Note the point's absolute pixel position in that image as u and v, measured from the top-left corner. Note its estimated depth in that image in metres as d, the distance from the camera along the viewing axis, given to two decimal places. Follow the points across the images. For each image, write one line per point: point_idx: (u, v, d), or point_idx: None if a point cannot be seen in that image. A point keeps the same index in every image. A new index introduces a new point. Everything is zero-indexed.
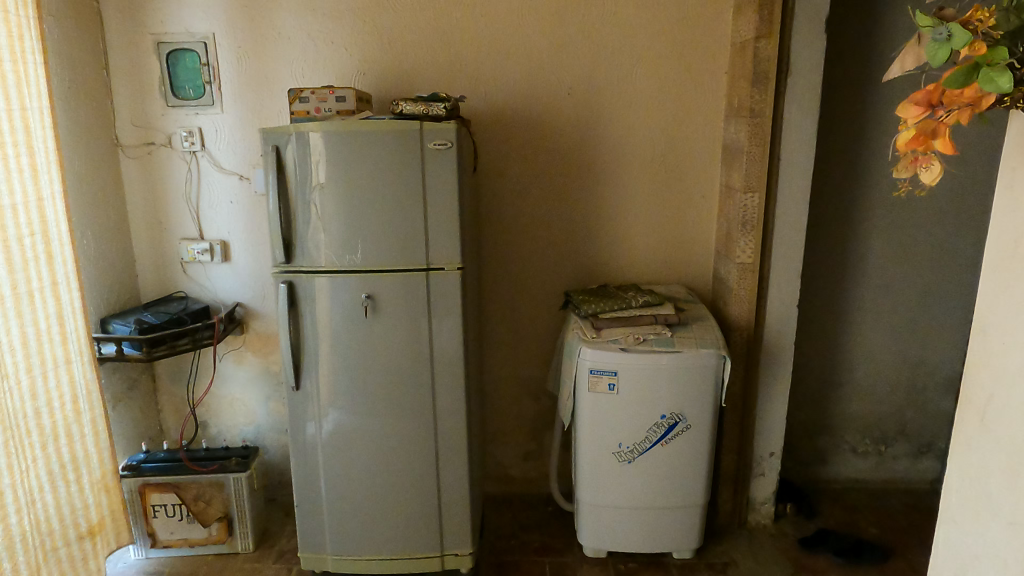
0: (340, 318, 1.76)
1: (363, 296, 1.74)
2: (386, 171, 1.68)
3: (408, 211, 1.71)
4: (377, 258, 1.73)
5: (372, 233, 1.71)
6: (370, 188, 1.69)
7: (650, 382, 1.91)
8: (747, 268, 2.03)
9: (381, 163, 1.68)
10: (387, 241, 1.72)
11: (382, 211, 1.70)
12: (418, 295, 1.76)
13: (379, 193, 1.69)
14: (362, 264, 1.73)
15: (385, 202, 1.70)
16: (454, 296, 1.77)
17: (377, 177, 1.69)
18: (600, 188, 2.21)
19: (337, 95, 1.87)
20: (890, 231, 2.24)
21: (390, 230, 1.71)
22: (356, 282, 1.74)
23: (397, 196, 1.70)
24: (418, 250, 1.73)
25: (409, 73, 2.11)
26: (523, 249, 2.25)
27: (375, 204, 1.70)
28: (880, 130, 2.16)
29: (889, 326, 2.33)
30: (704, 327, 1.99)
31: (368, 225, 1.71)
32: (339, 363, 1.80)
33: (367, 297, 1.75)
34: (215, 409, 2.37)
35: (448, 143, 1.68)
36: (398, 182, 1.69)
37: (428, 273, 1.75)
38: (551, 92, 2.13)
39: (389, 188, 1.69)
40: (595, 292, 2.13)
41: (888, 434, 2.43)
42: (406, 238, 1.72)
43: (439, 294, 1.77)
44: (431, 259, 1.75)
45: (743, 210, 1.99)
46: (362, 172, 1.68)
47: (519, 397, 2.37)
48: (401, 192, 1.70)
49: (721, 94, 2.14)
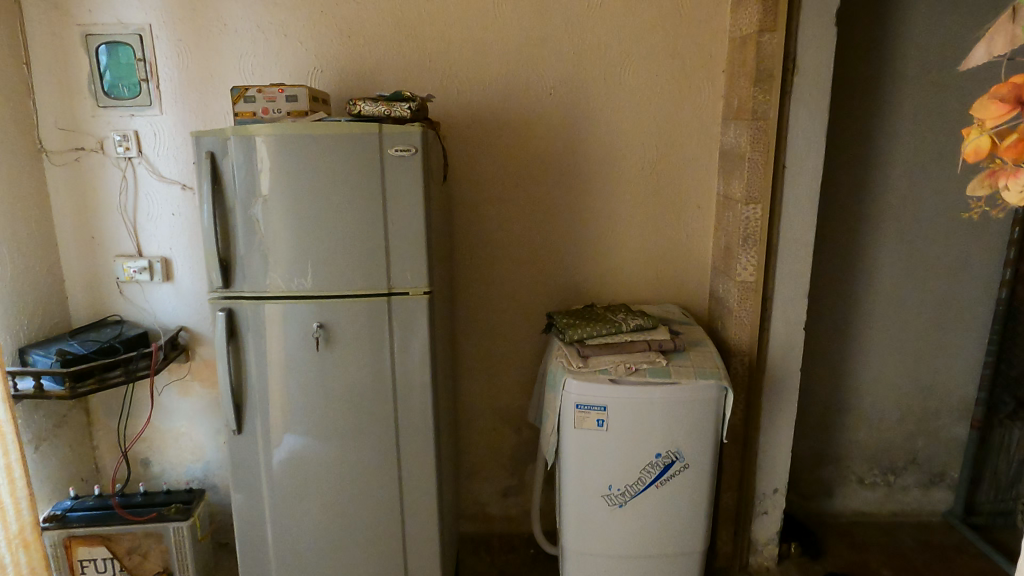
0: (287, 351, 1.53)
1: (314, 325, 1.51)
2: (338, 181, 1.46)
3: (362, 226, 1.48)
4: (330, 282, 1.50)
5: (323, 253, 1.48)
6: (320, 200, 1.46)
7: (642, 418, 1.70)
8: (749, 288, 1.83)
9: (332, 171, 1.45)
10: (342, 262, 1.49)
11: (335, 227, 1.48)
12: (378, 323, 1.53)
13: (330, 205, 1.47)
14: (314, 289, 1.50)
15: (338, 217, 1.47)
16: (419, 323, 1.55)
17: (328, 188, 1.46)
18: (584, 201, 2.00)
19: (287, 94, 1.64)
20: (901, 245, 2.06)
21: (345, 250, 1.49)
22: (306, 310, 1.51)
23: (351, 210, 1.47)
24: (378, 272, 1.51)
25: (372, 70, 1.88)
26: (501, 268, 2.03)
27: (327, 220, 1.47)
28: (888, 134, 1.98)
29: (899, 347, 2.14)
30: (702, 354, 1.79)
31: (319, 245, 1.48)
32: (289, 402, 1.57)
33: (318, 327, 1.52)
34: (159, 444, 2.12)
35: (410, 148, 1.46)
36: (353, 195, 1.47)
37: (390, 298, 1.53)
38: (530, 92, 1.92)
39: (341, 201, 1.47)
40: (580, 314, 1.92)
41: (896, 464, 2.25)
42: (363, 259, 1.49)
43: (403, 324, 1.55)
44: (393, 283, 1.52)
45: (744, 223, 1.80)
46: (310, 182, 1.46)
47: (498, 427, 2.15)
48: (354, 206, 1.47)
49: (718, 94, 1.94)
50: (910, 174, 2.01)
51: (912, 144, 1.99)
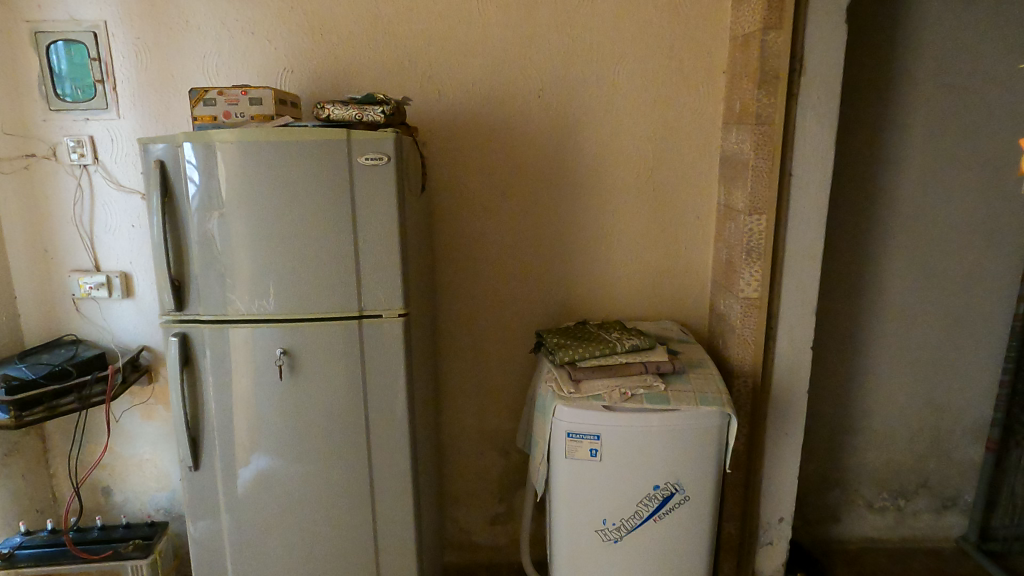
0: (246, 381, 1.39)
1: (277, 351, 1.37)
2: (303, 192, 1.32)
3: (330, 243, 1.34)
4: (294, 304, 1.36)
5: (286, 272, 1.34)
6: (282, 213, 1.32)
7: (639, 447, 1.57)
8: (752, 303, 1.70)
9: (296, 180, 1.31)
10: (308, 282, 1.35)
11: (299, 244, 1.34)
12: (349, 349, 1.39)
13: (293, 219, 1.33)
14: (276, 311, 1.36)
15: (303, 233, 1.33)
16: (394, 347, 1.41)
17: (292, 200, 1.32)
18: (576, 212, 1.87)
19: (251, 96, 1.50)
20: (913, 257, 1.94)
21: (310, 268, 1.35)
22: (268, 335, 1.36)
23: (317, 224, 1.33)
24: (348, 293, 1.37)
25: (347, 70, 1.75)
26: (487, 282, 1.90)
27: (290, 236, 1.33)
28: (900, 140, 1.86)
29: (911, 364, 2.02)
30: (703, 377, 1.66)
31: (282, 264, 1.34)
32: (250, 436, 1.42)
33: (281, 353, 1.37)
34: (120, 471, 1.97)
35: (383, 156, 1.33)
36: (318, 208, 1.33)
37: (361, 321, 1.39)
38: (518, 94, 1.79)
39: (305, 214, 1.33)
40: (571, 333, 1.79)
41: (907, 487, 2.12)
42: (331, 279, 1.36)
43: (375, 349, 1.41)
44: (365, 305, 1.38)
45: (748, 235, 1.67)
46: (271, 194, 1.32)
47: (484, 451, 2.01)
48: (320, 220, 1.33)
49: (718, 96, 1.82)
50: (923, 181, 1.89)
51: (924, 150, 1.87)
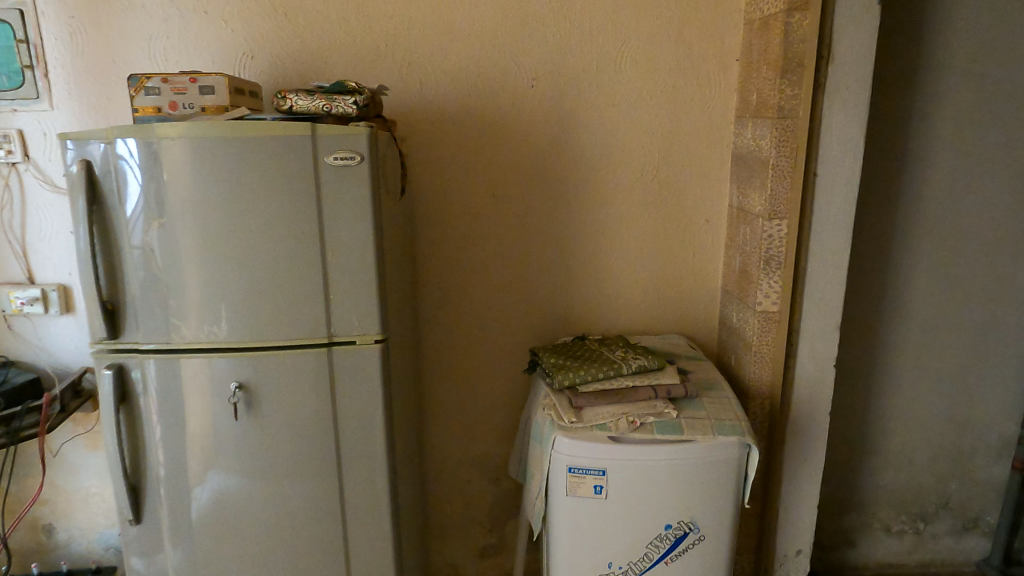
0: (194, 421, 1.18)
1: (232, 386, 1.17)
2: (260, 199, 1.11)
3: (293, 259, 1.14)
4: (250, 331, 1.15)
5: (242, 293, 1.14)
6: (236, 224, 1.12)
7: (650, 483, 1.39)
8: (771, 318, 1.54)
9: (251, 185, 1.11)
10: (266, 306, 1.15)
11: (256, 260, 1.13)
12: (316, 381, 1.19)
13: (248, 231, 1.12)
14: (229, 340, 1.15)
15: (260, 247, 1.13)
16: (370, 378, 1.21)
17: (247, 208, 1.11)
18: (576, 215, 1.69)
19: (201, 84, 1.29)
20: (939, 263, 1.78)
21: (270, 290, 1.14)
22: (222, 368, 1.16)
23: (277, 236, 1.13)
24: (315, 317, 1.16)
25: (315, 55, 1.54)
26: (476, 295, 1.71)
27: (245, 251, 1.13)
28: (927, 136, 1.70)
29: (934, 379, 1.87)
30: (718, 402, 1.48)
31: (235, 284, 1.13)
32: (200, 487, 1.22)
33: (235, 387, 1.17)
34: (64, 507, 1.76)
35: (355, 155, 1.12)
36: (279, 217, 1.12)
37: (331, 349, 1.19)
38: (509, 84, 1.59)
39: (263, 225, 1.12)
40: (571, 351, 1.60)
41: (927, 509, 1.98)
42: (294, 300, 1.15)
43: (347, 381, 1.21)
44: (334, 330, 1.18)
45: (767, 242, 1.50)
46: (221, 202, 1.11)
47: (473, 479, 1.83)
48: (282, 232, 1.13)
49: (730, 87, 1.64)
50: (952, 181, 1.73)
51: (953, 148, 1.71)
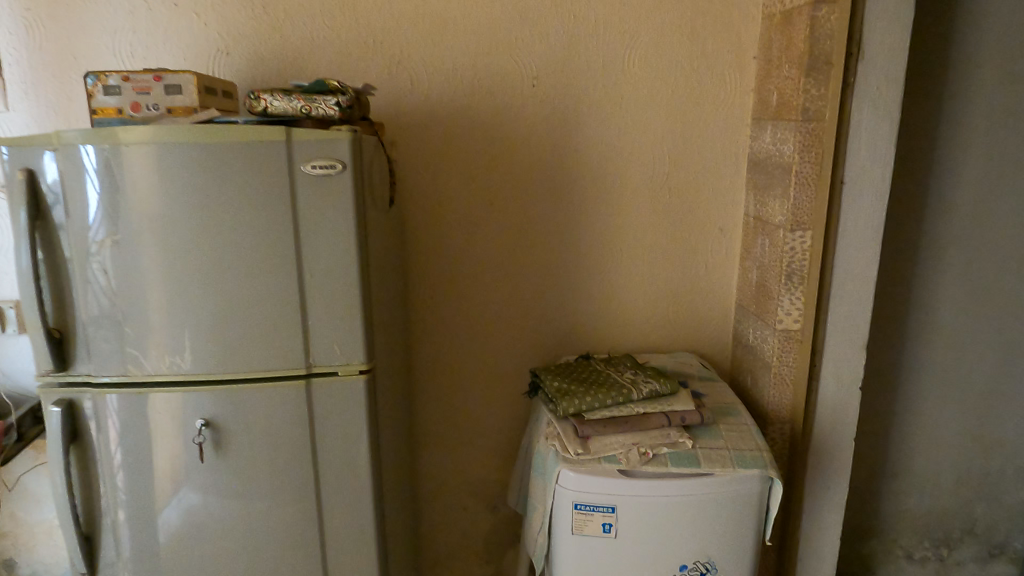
0: (154, 462, 1.05)
1: (197, 424, 1.04)
2: (228, 214, 0.98)
3: (265, 281, 1.01)
4: (217, 362, 1.02)
5: (207, 320, 1.01)
6: (200, 241, 0.98)
7: (663, 520, 1.27)
8: (793, 338, 1.42)
9: (217, 198, 0.98)
10: (235, 333, 1.02)
11: (224, 282, 1.00)
12: (292, 417, 1.06)
13: (215, 250, 0.99)
14: (193, 372, 1.02)
15: (228, 267, 1.00)
16: (354, 413, 1.08)
17: (213, 224, 0.98)
18: (580, 225, 1.56)
19: (166, 83, 1.16)
20: (968, 275, 1.66)
21: (239, 316, 1.01)
22: (186, 403, 1.03)
23: (247, 255, 1.00)
24: (290, 346, 1.03)
25: (296, 52, 1.41)
26: (472, 311, 1.58)
27: (211, 272, 0.99)
28: (957, 140, 1.58)
29: (961, 399, 1.75)
30: (737, 431, 1.36)
31: (198, 310, 1.00)
32: (162, 536, 1.08)
33: (201, 425, 1.04)
34: (26, 540, 1.62)
35: (335, 163, 0.99)
36: (248, 234, 0.99)
37: (309, 381, 1.06)
38: (508, 83, 1.47)
39: (231, 243, 0.99)
40: (574, 373, 1.48)
41: (951, 535, 1.86)
42: (266, 327, 1.02)
43: (328, 416, 1.08)
44: (313, 360, 1.05)
45: (789, 256, 1.38)
46: (183, 216, 0.98)
47: (469, 507, 1.70)
48: (253, 250, 0.99)
49: (747, 87, 1.52)
50: (983, 188, 1.61)
51: (985, 152, 1.59)
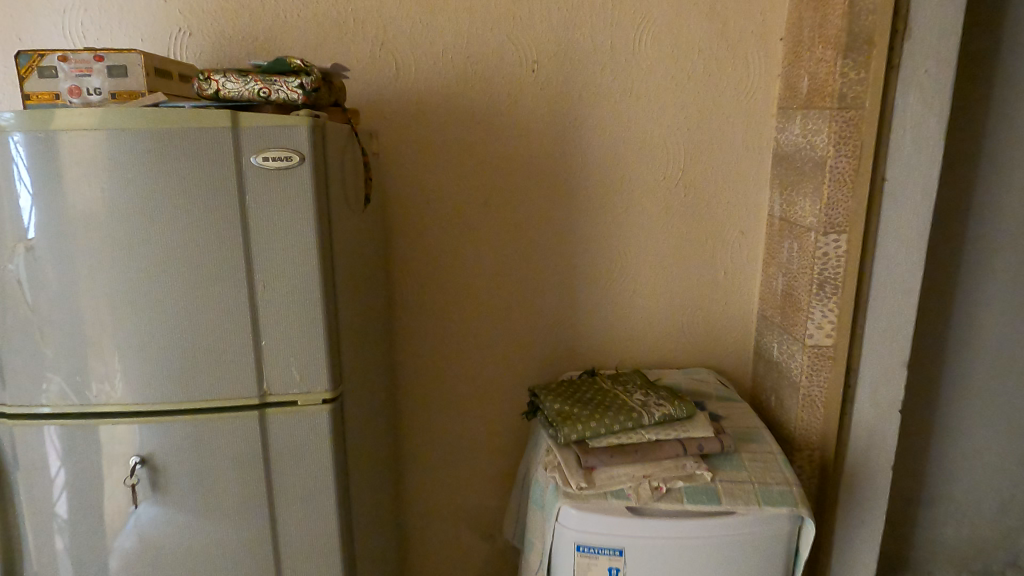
0: (82, 505, 0.90)
1: (132, 461, 0.88)
2: (162, 215, 0.82)
3: (209, 295, 0.85)
4: (156, 389, 0.87)
5: (143, 340, 0.85)
6: (128, 248, 0.82)
7: (678, 565, 1.11)
8: (824, 354, 1.26)
9: (148, 196, 0.82)
10: (176, 356, 0.86)
11: (159, 296, 0.84)
12: (245, 452, 0.90)
13: (146, 258, 0.83)
14: (127, 401, 0.87)
15: (164, 279, 0.84)
16: (316, 446, 0.92)
17: (146, 229, 0.82)
18: (585, 228, 1.41)
19: (109, 63, 1.01)
20: (1020, 282, 1.48)
21: (178, 335, 0.85)
22: (117, 437, 0.88)
23: (187, 264, 0.84)
24: (241, 370, 0.88)
25: (266, 31, 1.26)
26: (465, 323, 1.43)
27: (144, 284, 0.84)
28: (1013, 132, 1.39)
29: (1008, 420, 1.57)
30: (762, 461, 1.20)
31: (131, 329, 0.85)
32: None
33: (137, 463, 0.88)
34: None
35: (293, 155, 0.83)
36: (186, 239, 0.83)
37: (265, 411, 0.90)
38: (505, 68, 1.31)
39: (166, 250, 0.83)
40: (578, 391, 1.32)
41: (992, 566, 1.69)
42: (213, 350, 0.86)
43: (287, 451, 0.92)
44: (269, 387, 0.89)
45: (822, 262, 1.22)
46: (107, 218, 0.82)
47: (461, 535, 1.55)
48: (193, 258, 0.84)
49: (772, 71, 1.36)
50: None
51: None
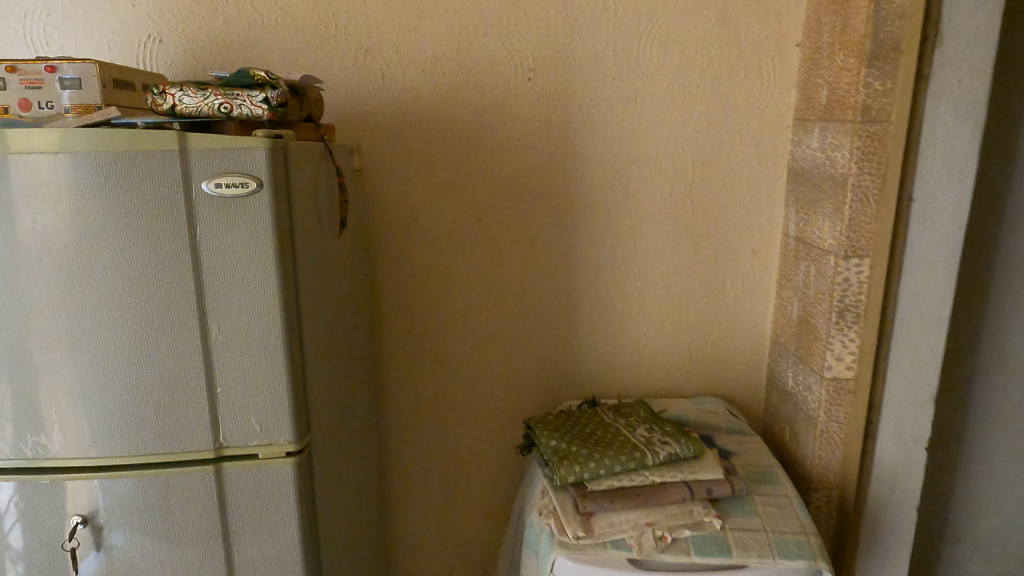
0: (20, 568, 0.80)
1: (73, 523, 0.78)
2: (100, 248, 0.72)
3: (155, 338, 0.75)
4: (98, 442, 0.77)
5: (81, 387, 0.75)
6: (62, 285, 0.72)
7: None
8: (842, 388, 1.16)
9: (85, 226, 0.71)
10: (120, 405, 0.76)
11: (98, 340, 0.74)
12: (199, 514, 0.80)
13: (83, 298, 0.73)
14: (66, 455, 0.77)
15: (104, 319, 0.74)
16: (278, 507, 0.81)
17: (84, 262, 0.72)
18: (585, 247, 1.31)
19: (62, 76, 0.92)
20: None
21: (120, 383, 0.75)
22: (54, 495, 0.77)
23: (130, 304, 0.74)
24: (195, 421, 0.78)
25: (242, 37, 1.17)
26: (457, 349, 1.34)
27: (80, 326, 0.73)
28: None
29: None
30: (777, 507, 1.10)
31: (68, 374, 0.74)
32: None
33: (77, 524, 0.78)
34: None
35: (249, 180, 0.73)
36: (128, 274, 0.73)
37: (221, 467, 0.80)
38: (498, 77, 1.22)
39: (107, 288, 0.73)
40: (576, 425, 1.22)
41: None
42: (162, 398, 0.76)
43: (245, 514, 0.81)
44: (227, 439, 0.79)
45: (842, 289, 1.12)
46: (38, 251, 0.71)
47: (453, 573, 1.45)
48: (136, 298, 0.74)
49: (788, 80, 1.26)
50: None
51: None
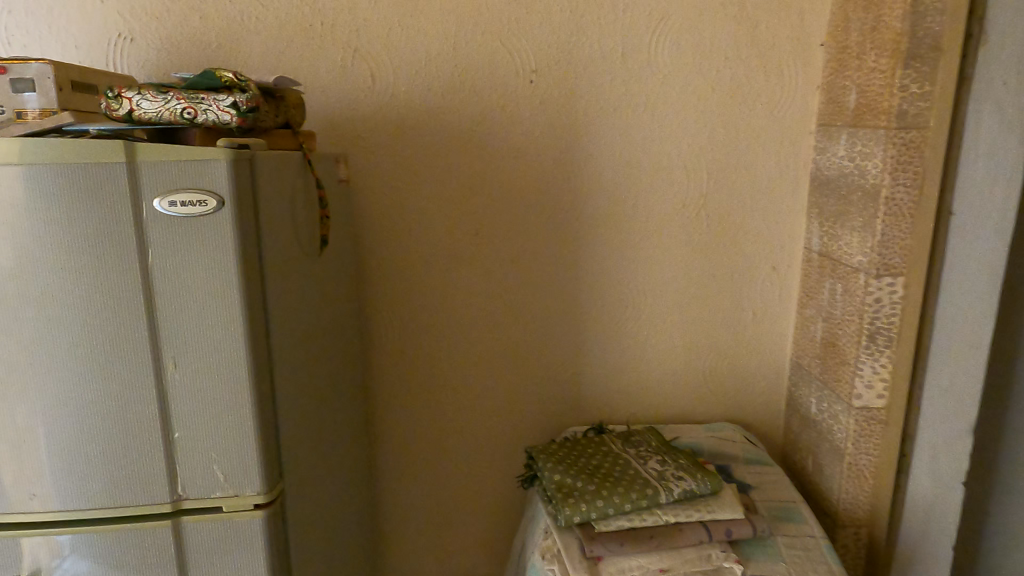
0: None
1: None
2: (38, 277, 0.63)
3: (104, 377, 0.66)
4: (39, 496, 0.67)
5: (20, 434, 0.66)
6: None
7: None
8: (873, 419, 1.06)
9: (20, 252, 0.62)
10: (65, 453, 0.67)
11: (38, 380, 0.65)
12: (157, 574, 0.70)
13: (19, 333, 0.64)
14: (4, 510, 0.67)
15: (44, 357, 0.64)
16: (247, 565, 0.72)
17: (20, 293, 0.63)
18: (591, 262, 1.22)
19: (14, 77, 0.83)
20: None
21: (64, 429, 0.66)
22: None
23: (74, 340, 0.64)
24: (151, 471, 0.68)
25: (221, 37, 1.08)
26: (452, 371, 1.24)
27: (17, 364, 0.64)
28: None
29: None
30: (803, 550, 1.00)
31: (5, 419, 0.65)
32: None
33: None
34: None
35: (208, 198, 0.64)
36: (72, 306, 0.64)
37: (181, 521, 0.70)
38: (497, 79, 1.12)
39: (47, 323, 0.64)
40: (580, 455, 1.13)
41: None
42: (112, 445, 0.67)
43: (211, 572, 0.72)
44: (187, 490, 0.70)
45: (874, 311, 1.02)
46: None
47: None
48: (81, 332, 0.64)
49: (811, 84, 1.16)
50: None
51: None
